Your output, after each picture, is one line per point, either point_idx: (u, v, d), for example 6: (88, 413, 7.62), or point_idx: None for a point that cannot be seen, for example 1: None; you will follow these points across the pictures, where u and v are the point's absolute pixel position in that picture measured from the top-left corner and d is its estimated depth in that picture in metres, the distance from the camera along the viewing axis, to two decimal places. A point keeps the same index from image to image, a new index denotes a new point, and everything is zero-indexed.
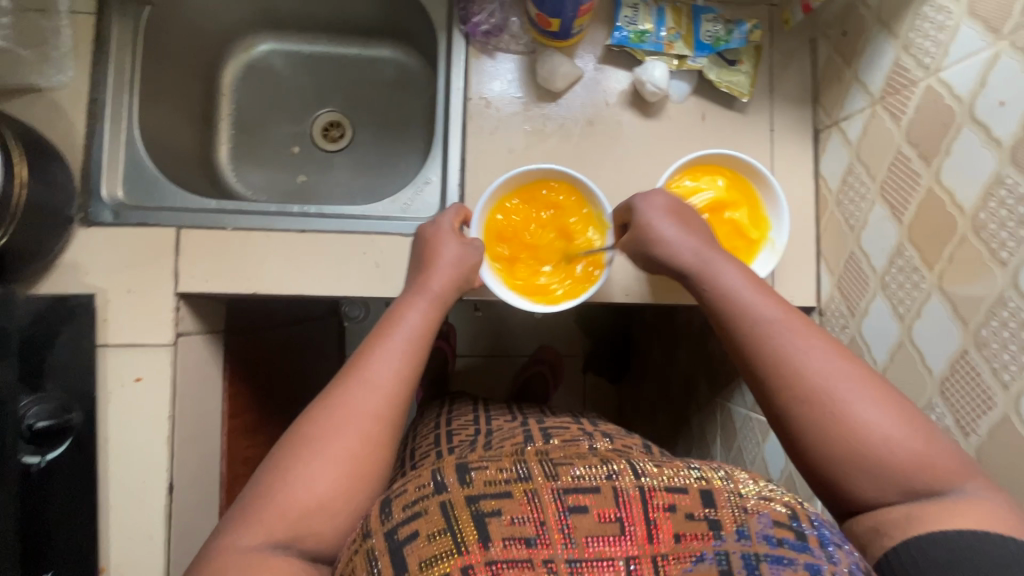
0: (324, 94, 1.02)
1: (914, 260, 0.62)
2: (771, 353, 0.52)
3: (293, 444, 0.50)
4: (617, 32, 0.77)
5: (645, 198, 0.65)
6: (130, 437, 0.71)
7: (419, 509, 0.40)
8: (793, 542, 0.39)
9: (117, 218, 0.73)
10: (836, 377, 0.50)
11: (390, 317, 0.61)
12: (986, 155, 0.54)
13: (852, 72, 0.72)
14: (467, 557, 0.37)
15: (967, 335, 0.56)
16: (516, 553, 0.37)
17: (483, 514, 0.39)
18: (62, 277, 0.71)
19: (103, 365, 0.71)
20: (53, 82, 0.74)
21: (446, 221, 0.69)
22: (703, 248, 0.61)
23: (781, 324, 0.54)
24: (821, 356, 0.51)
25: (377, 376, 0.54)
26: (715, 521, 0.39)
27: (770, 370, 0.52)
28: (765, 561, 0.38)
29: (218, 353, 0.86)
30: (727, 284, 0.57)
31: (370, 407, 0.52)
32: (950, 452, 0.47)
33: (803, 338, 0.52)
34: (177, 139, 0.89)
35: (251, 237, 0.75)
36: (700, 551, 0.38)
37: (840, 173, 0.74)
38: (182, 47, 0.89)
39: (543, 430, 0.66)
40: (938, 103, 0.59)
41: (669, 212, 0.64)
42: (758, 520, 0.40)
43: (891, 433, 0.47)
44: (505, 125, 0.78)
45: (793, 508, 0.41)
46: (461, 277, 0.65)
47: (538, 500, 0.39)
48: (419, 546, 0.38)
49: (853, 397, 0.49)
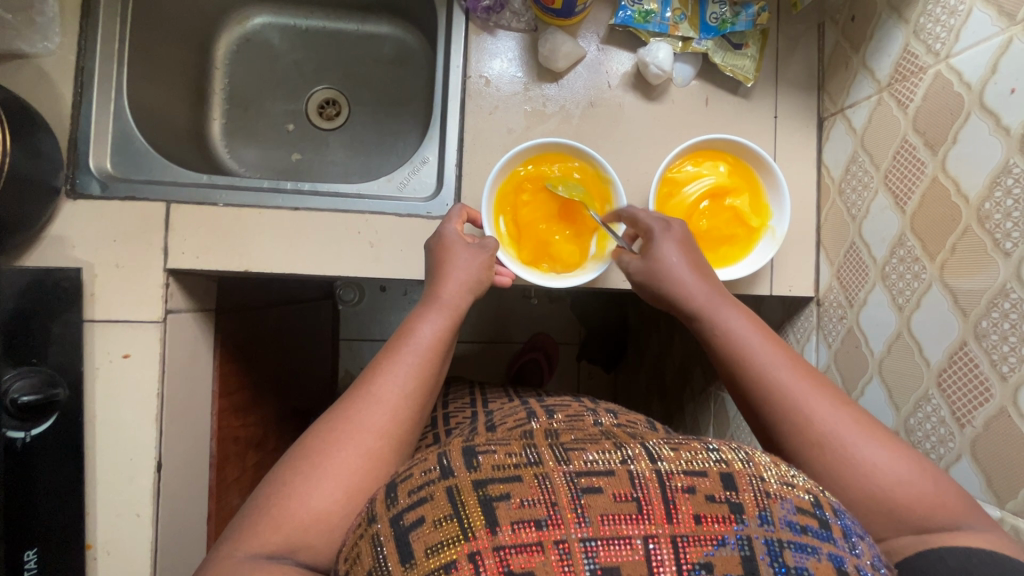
0: (321, 70, 0.99)
1: (916, 251, 0.61)
2: (784, 400, 0.52)
3: (294, 456, 0.49)
4: (621, 11, 0.75)
5: (664, 224, 0.65)
6: (118, 415, 0.70)
7: (425, 495, 0.39)
8: (816, 530, 0.38)
9: (105, 190, 0.72)
10: (842, 421, 0.50)
11: (403, 330, 0.60)
12: (994, 144, 0.53)
13: (860, 58, 0.71)
14: (474, 543, 0.36)
15: (966, 326, 0.55)
16: (526, 536, 0.36)
17: (490, 499, 0.38)
18: (49, 249, 0.70)
19: (91, 341, 0.70)
20: (39, 49, 0.72)
21: (450, 228, 0.67)
22: (712, 291, 0.61)
23: (795, 376, 0.53)
24: (825, 402, 0.51)
25: (385, 393, 0.54)
26: (736, 504, 0.38)
27: (779, 421, 0.52)
28: (789, 548, 0.36)
29: (208, 332, 0.84)
30: (730, 327, 0.58)
31: (374, 424, 0.51)
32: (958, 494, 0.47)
33: (810, 385, 0.52)
34: (168, 112, 0.87)
35: (243, 214, 0.73)
36: (722, 536, 0.37)
37: (844, 161, 0.73)
38: (175, 17, 0.87)
39: (546, 406, 0.67)
40: (947, 90, 0.58)
41: (681, 246, 0.64)
42: (781, 506, 0.38)
43: (902, 478, 0.46)
44: (504, 105, 0.77)
45: (817, 496, 0.40)
46: (472, 288, 0.64)
47: (549, 483, 0.38)
48: (425, 532, 0.37)
49: (863, 443, 0.48)
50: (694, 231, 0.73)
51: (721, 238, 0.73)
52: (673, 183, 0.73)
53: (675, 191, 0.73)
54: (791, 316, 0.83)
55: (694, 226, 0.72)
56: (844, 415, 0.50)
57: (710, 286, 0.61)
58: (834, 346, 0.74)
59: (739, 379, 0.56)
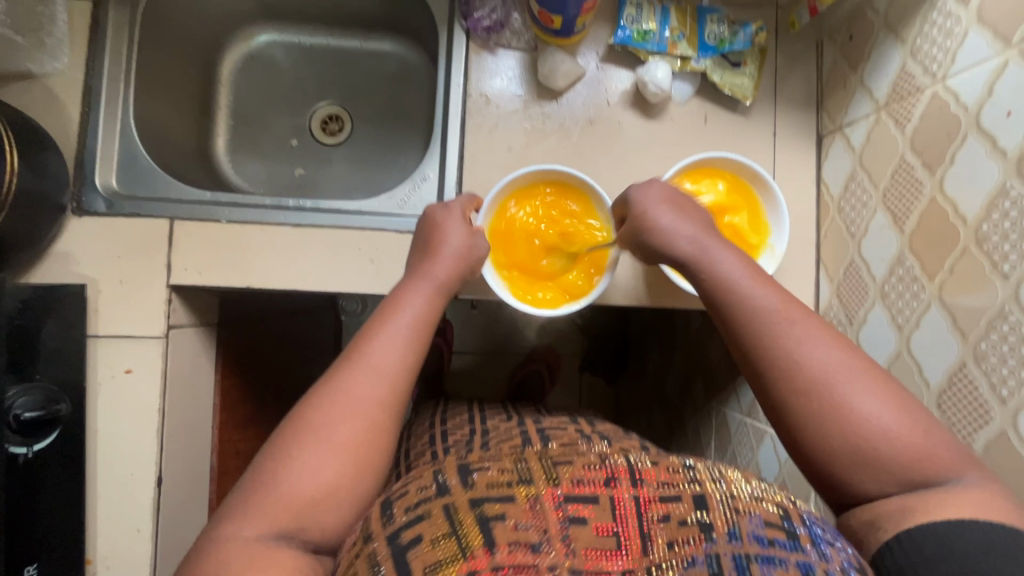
0: (325, 86, 1.01)
1: (914, 270, 0.61)
2: (774, 346, 0.51)
3: (295, 429, 0.50)
4: (621, 31, 0.76)
5: (642, 186, 0.64)
6: (120, 430, 0.71)
7: (422, 513, 0.39)
8: (784, 542, 0.37)
9: (110, 207, 0.73)
10: (833, 363, 0.49)
11: (392, 300, 0.61)
12: (991, 166, 0.53)
13: (858, 77, 0.71)
14: (472, 562, 0.35)
15: (965, 348, 0.55)
16: (521, 558, 0.36)
17: (487, 518, 0.38)
18: (54, 266, 0.71)
19: (95, 356, 0.71)
20: (47, 70, 0.73)
21: (459, 205, 0.69)
22: (700, 235, 0.59)
23: (786, 319, 0.52)
24: (820, 343, 0.51)
25: (379, 362, 0.55)
26: (707, 524, 0.38)
27: (767, 362, 0.51)
28: (756, 562, 0.36)
29: (210, 346, 0.85)
30: (719, 268, 0.57)
31: (371, 394, 0.53)
32: (949, 443, 0.47)
33: (802, 328, 0.51)
34: (173, 129, 0.88)
35: (245, 231, 0.74)
36: (691, 556, 0.37)
37: (843, 179, 0.73)
38: (181, 36, 0.88)
39: (541, 431, 0.66)
40: (944, 111, 0.58)
41: (667, 202, 0.62)
42: (749, 520, 0.38)
43: (889, 424, 0.46)
44: (504, 123, 0.77)
45: (786, 508, 0.40)
46: (464, 264, 0.65)
47: (540, 506, 0.39)
48: (423, 551, 0.37)
49: (854, 391, 0.48)
50: None
51: None
52: None
53: None
54: None
55: None
56: (835, 360, 0.49)
57: (699, 229, 0.60)
58: None
59: (730, 319, 0.55)
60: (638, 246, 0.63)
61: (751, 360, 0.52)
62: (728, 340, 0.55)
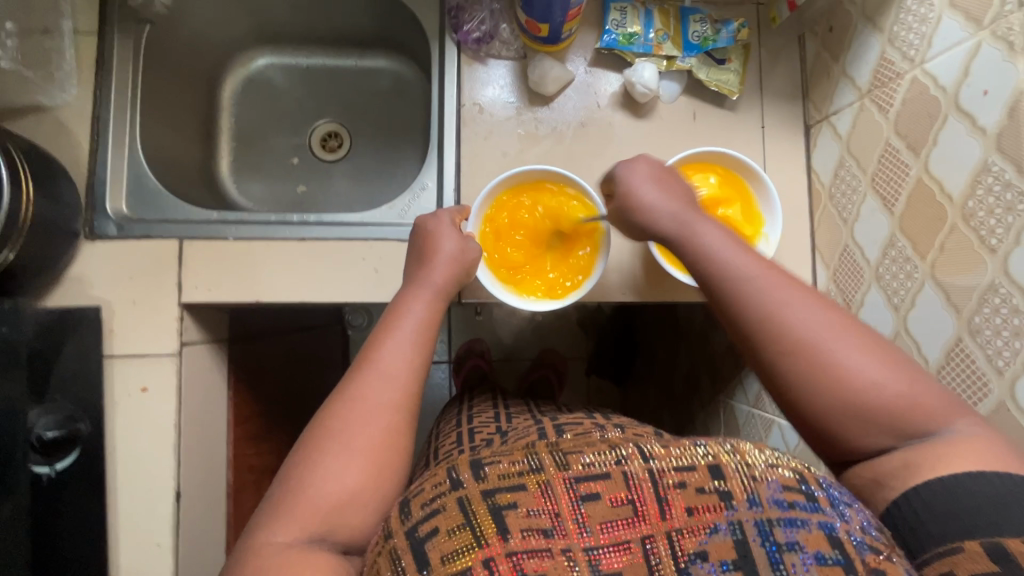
0: (323, 105, 1.03)
1: (906, 250, 0.62)
2: (758, 305, 0.51)
3: (315, 438, 0.52)
4: (607, 35, 0.78)
5: (625, 164, 0.64)
6: (138, 448, 0.73)
7: (437, 507, 0.40)
8: (803, 505, 0.39)
9: (121, 230, 0.75)
10: (820, 323, 0.49)
11: (396, 307, 0.63)
12: (972, 143, 0.54)
13: (840, 66, 0.73)
14: (487, 550, 0.37)
15: (960, 323, 0.56)
16: (535, 543, 0.38)
17: (500, 508, 0.39)
18: (68, 290, 0.73)
19: (111, 376, 0.73)
20: (58, 101, 0.76)
21: (447, 217, 0.70)
22: (679, 210, 0.59)
23: (766, 276, 0.52)
24: (804, 303, 0.50)
25: (389, 367, 0.56)
26: (726, 492, 0.39)
27: (756, 330, 0.50)
28: (778, 526, 0.38)
29: (222, 362, 0.87)
30: (700, 241, 0.56)
31: (386, 397, 0.54)
32: (937, 393, 0.47)
33: (784, 287, 0.51)
34: (179, 153, 0.91)
35: (253, 247, 0.76)
36: (714, 524, 0.39)
37: (832, 166, 0.75)
38: (183, 63, 0.91)
39: (559, 425, 0.65)
40: (925, 94, 0.60)
41: (652, 180, 0.62)
42: (768, 486, 0.39)
43: (879, 378, 0.46)
44: (498, 129, 0.80)
45: (802, 472, 0.41)
46: (461, 269, 0.67)
47: (552, 492, 0.40)
48: (441, 542, 0.38)
49: (843, 346, 0.48)
50: None
51: None
52: None
53: None
54: None
55: None
56: (820, 317, 0.49)
57: (679, 205, 0.59)
58: None
59: (714, 289, 0.54)
60: (626, 223, 0.63)
61: (742, 329, 0.51)
62: (712, 302, 0.54)
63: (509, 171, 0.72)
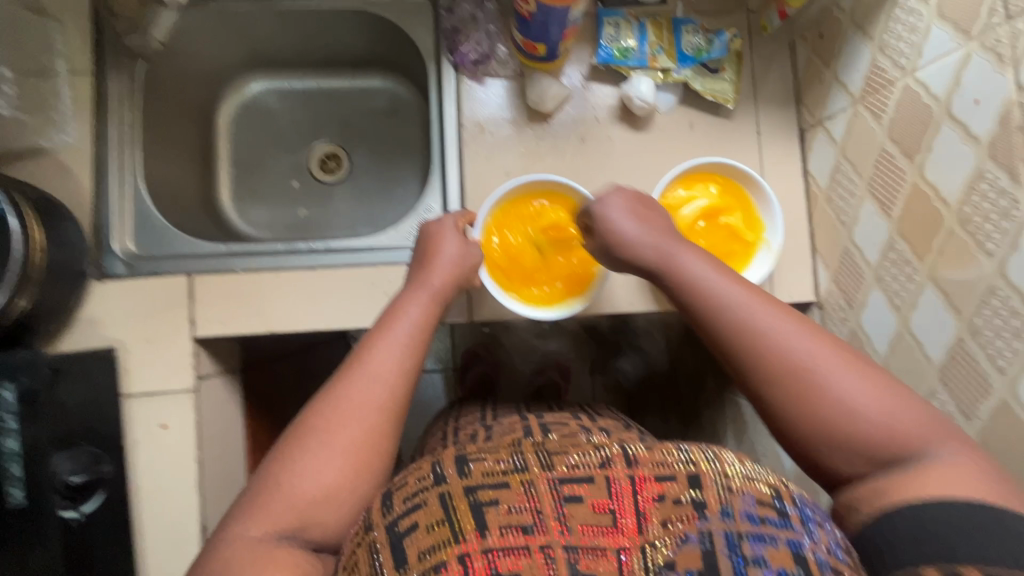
0: (318, 126, 1.03)
1: (906, 253, 0.64)
2: (744, 334, 0.54)
3: (298, 434, 0.53)
4: (602, 50, 0.79)
5: (600, 200, 0.66)
6: (160, 484, 0.73)
7: (419, 502, 0.41)
8: (774, 520, 0.39)
9: (130, 268, 0.77)
10: (805, 352, 0.52)
11: (391, 309, 0.63)
12: (965, 151, 0.56)
13: (832, 72, 0.74)
14: (463, 546, 0.38)
15: (961, 324, 0.58)
16: (512, 540, 0.38)
17: (481, 504, 0.40)
18: (81, 331, 0.74)
19: (130, 415, 0.73)
20: (58, 143, 0.77)
21: (451, 220, 0.71)
22: (661, 245, 0.62)
23: (752, 306, 0.55)
24: (786, 331, 0.53)
25: (377, 368, 0.57)
26: (700, 502, 0.39)
27: (744, 358, 0.54)
28: (747, 540, 0.38)
29: (236, 391, 0.87)
30: (684, 276, 0.59)
31: (372, 400, 0.55)
32: (918, 415, 0.49)
33: (771, 318, 0.54)
34: (179, 185, 0.91)
35: (263, 278, 0.77)
36: (684, 533, 0.38)
37: (828, 170, 0.77)
38: (178, 95, 0.91)
39: (544, 425, 0.65)
40: (917, 102, 0.61)
41: (627, 211, 0.64)
42: (742, 499, 0.39)
43: (861, 404, 0.49)
44: (499, 148, 0.80)
45: (778, 488, 0.41)
46: (459, 274, 0.67)
47: (535, 489, 0.40)
48: (419, 537, 0.39)
49: (827, 371, 0.50)
50: None
51: (720, 255, 0.76)
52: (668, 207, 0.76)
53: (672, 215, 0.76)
54: None
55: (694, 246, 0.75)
56: (805, 344, 0.52)
57: (659, 241, 0.62)
58: None
59: (700, 319, 0.57)
60: (609, 257, 0.66)
61: (730, 359, 0.55)
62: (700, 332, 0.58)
63: (496, 194, 0.74)
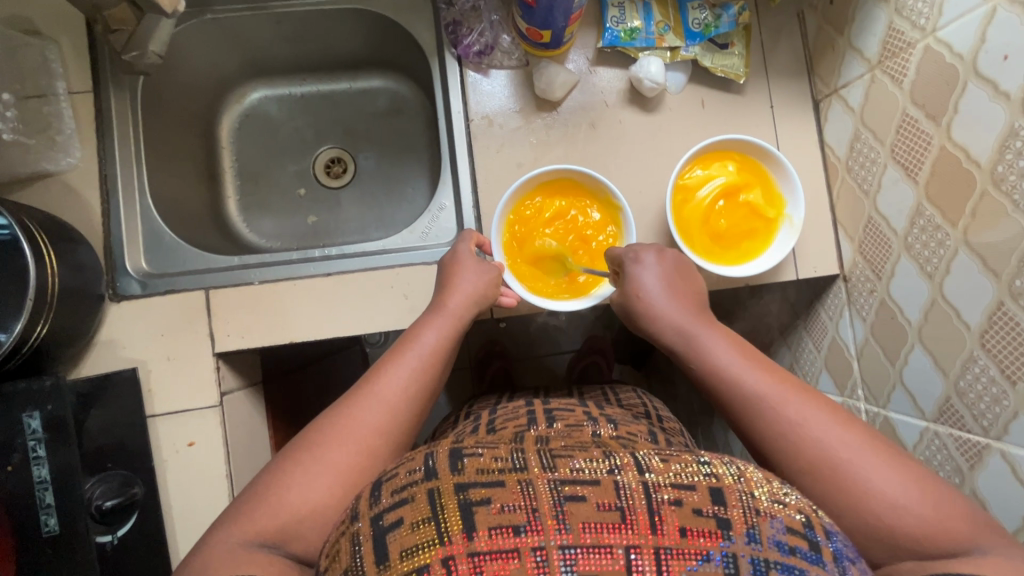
0: (320, 132, 1.02)
1: (936, 219, 0.62)
2: (767, 424, 0.54)
3: (298, 446, 0.53)
4: (608, 33, 0.78)
5: (635, 258, 0.68)
6: (191, 503, 0.72)
7: (407, 496, 0.39)
8: (805, 552, 0.37)
9: (145, 288, 0.76)
10: (836, 442, 0.50)
11: (407, 336, 0.64)
12: (996, 108, 0.53)
13: (845, 39, 0.73)
14: (449, 548, 0.36)
15: (1001, 287, 0.55)
16: (502, 542, 0.36)
17: (470, 504, 0.37)
18: (102, 354, 0.73)
19: (156, 435, 0.72)
20: (63, 166, 0.76)
21: (464, 247, 0.71)
22: (685, 319, 0.64)
23: (774, 391, 0.55)
24: (817, 419, 0.52)
25: (386, 392, 0.57)
26: (724, 520, 0.37)
27: (772, 449, 0.53)
28: (775, 569, 0.36)
29: (259, 404, 0.86)
30: (711, 358, 0.60)
31: (372, 421, 0.55)
32: (962, 512, 0.47)
33: (796, 405, 0.53)
34: (186, 200, 0.90)
35: (279, 288, 0.75)
36: (707, 552, 0.36)
37: (847, 140, 0.75)
38: (178, 108, 0.90)
39: (548, 410, 0.63)
40: (940, 62, 0.59)
41: (659, 277, 0.67)
42: (770, 524, 0.38)
43: (898, 497, 0.47)
44: (509, 140, 0.79)
45: (808, 516, 0.39)
46: (474, 301, 0.67)
47: (531, 489, 0.38)
48: (402, 534, 0.37)
49: (857, 462, 0.49)
50: (713, 232, 0.75)
51: (742, 234, 0.75)
52: (685, 189, 0.75)
53: (689, 196, 0.75)
54: (821, 295, 0.86)
55: (714, 227, 0.74)
56: (832, 433, 0.51)
57: (686, 318, 0.64)
58: (870, 320, 0.75)
59: (728, 406, 0.57)
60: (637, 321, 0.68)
61: (758, 446, 0.55)
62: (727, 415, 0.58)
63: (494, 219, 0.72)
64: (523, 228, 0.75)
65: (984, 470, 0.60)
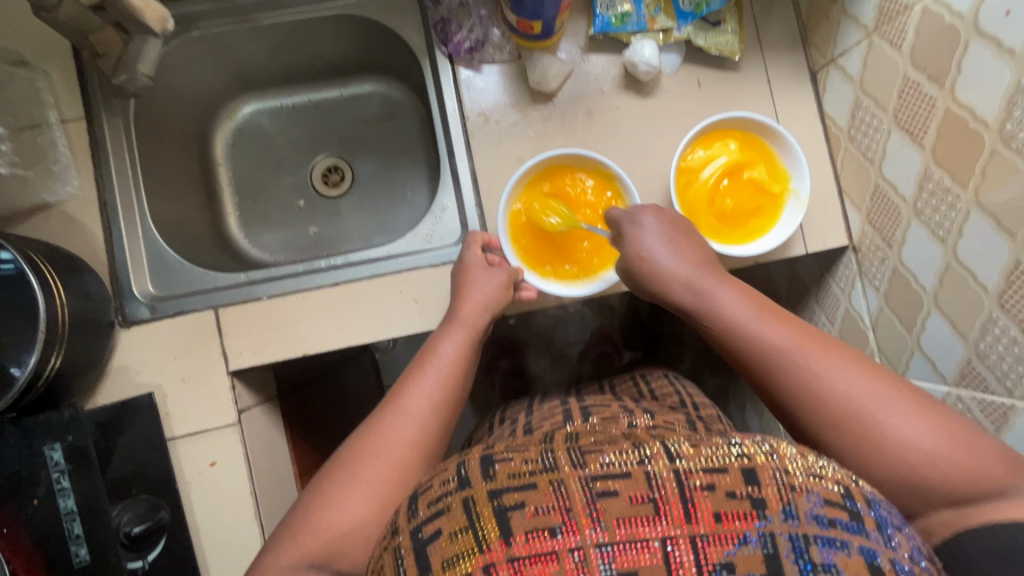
0: (315, 141, 1.01)
1: (945, 181, 0.61)
2: (791, 379, 0.53)
3: (334, 466, 0.53)
4: (598, 19, 0.77)
5: (632, 219, 0.68)
6: (218, 522, 0.72)
7: (442, 507, 0.39)
8: (845, 523, 0.37)
9: (153, 311, 0.75)
10: (859, 393, 0.50)
11: (427, 349, 0.64)
12: (1001, 66, 0.52)
13: (839, 7, 0.72)
14: (488, 555, 0.35)
15: (1016, 246, 0.54)
16: (540, 545, 0.36)
17: (505, 509, 0.37)
18: (117, 381, 0.73)
19: (178, 457, 0.72)
20: (61, 196, 0.75)
21: (472, 253, 0.72)
22: (694, 277, 0.63)
23: (794, 345, 0.54)
24: (841, 370, 0.52)
25: (412, 406, 0.58)
26: (759, 500, 0.37)
27: (793, 401, 0.53)
28: (815, 544, 0.36)
29: (277, 419, 0.86)
30: (723, 311, 0.59)
31: (403, 435, 0.55)
32: (996, 454, 0.46)
33: (816, 357, 0.53)
34: (186, 220, 0.89)
35: (288, 302, 0.75)
36: (744, 534, 0.36)
37: (847, 109, 0.75)
38: (170, 128, 0.89)
39: (585, 408, 0.63)
40: (939, 22, 0.58)
41: (662, 237, 0.66)
42: (806, 499, 0.37)
43: (927, 444, 0.47)
44: (507, 135, 0.78)
45: (846, 486, 0.39)
46: (490, 307, 0.68)
47: (565, 489, 0.38)
48: (442, 545, 0.37)
49: (884, 412, 0.49)
50: (719, 212, 0.74)
51: (749, 212, 0.74)
52: (688, 171, 0.74)
53: (693, 178, 0.75)
54: (830, 267, 0.86)
55: (720, 207, 0.74)
56: (857, 383, 0.51)
57: (695, 271, 0.63)
58: (883, 288, 0.75)
59: (745, 360, 0.57)
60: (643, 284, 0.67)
61: (781, 402, 0.55)
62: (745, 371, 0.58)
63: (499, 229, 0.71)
64: (535, 233, 0.74)
65: (1010, 431, 0.59)
